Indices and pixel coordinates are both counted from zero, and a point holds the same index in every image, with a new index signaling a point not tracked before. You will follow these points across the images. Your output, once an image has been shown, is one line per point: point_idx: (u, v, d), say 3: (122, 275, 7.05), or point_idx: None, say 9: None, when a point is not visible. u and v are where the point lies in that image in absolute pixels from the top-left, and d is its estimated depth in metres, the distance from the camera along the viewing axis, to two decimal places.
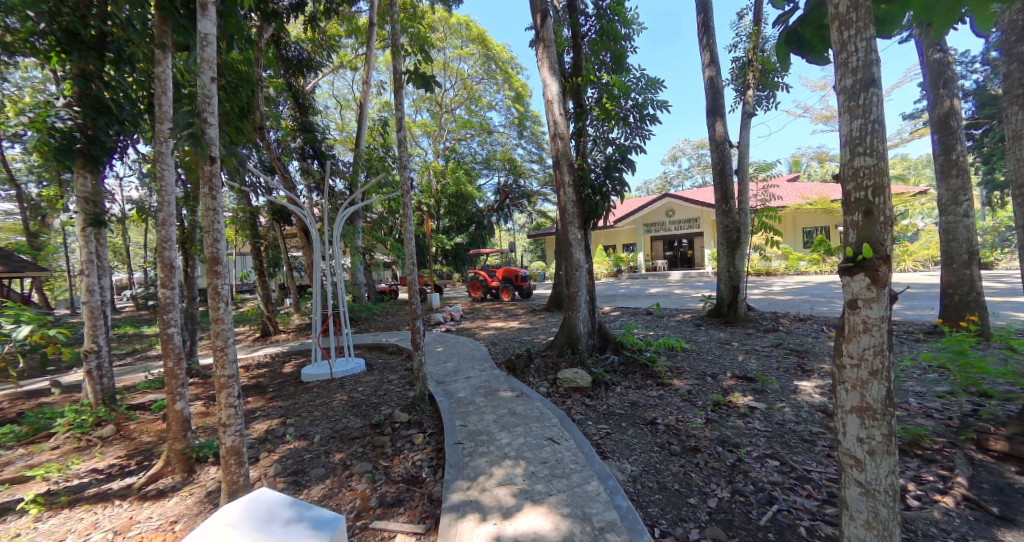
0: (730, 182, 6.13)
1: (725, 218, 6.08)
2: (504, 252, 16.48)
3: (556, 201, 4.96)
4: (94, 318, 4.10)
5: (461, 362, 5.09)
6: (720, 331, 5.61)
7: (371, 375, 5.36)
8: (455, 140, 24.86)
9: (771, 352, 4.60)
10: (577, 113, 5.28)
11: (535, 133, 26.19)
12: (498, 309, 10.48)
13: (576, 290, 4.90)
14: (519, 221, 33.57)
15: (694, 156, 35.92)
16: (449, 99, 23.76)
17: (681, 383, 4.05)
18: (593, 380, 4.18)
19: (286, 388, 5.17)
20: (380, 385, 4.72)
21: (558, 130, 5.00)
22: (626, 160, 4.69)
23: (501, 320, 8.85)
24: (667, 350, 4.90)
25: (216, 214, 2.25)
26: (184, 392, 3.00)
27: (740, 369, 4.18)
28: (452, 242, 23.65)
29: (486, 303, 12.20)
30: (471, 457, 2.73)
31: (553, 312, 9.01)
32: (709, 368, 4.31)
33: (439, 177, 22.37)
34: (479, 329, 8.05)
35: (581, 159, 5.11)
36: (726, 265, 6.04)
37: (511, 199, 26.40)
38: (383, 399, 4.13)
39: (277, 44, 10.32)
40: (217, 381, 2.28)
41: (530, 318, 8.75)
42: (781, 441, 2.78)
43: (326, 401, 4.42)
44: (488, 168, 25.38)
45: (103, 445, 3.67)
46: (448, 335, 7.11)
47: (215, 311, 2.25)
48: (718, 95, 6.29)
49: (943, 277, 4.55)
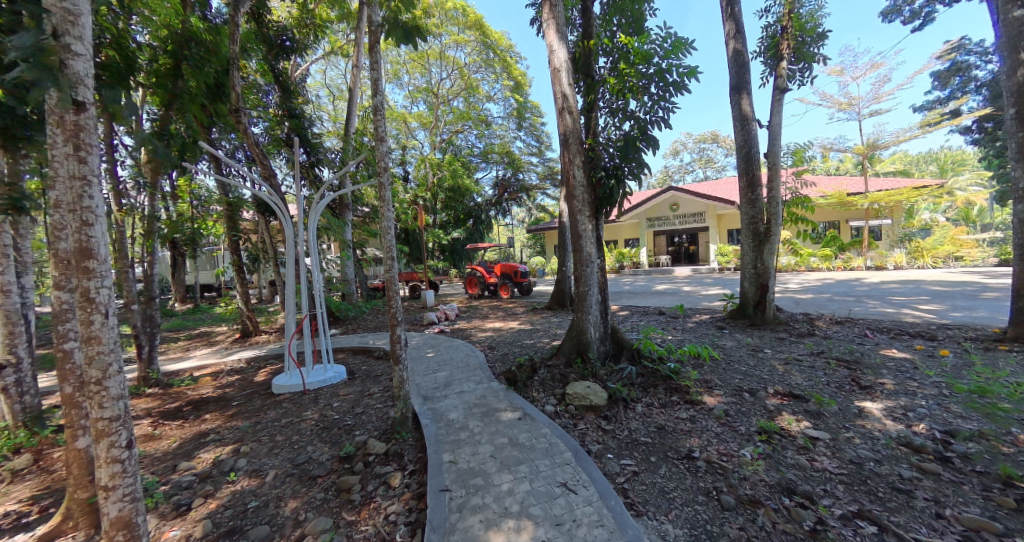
0: (756, 168, 5.46)
1: (751, 208, 5.43)
2: (503, 247, 15.82)
3: (564, 185, 4.30)
4: (10, 324, 3.39)
5: (455, 373, 4.43)
6: (748, 335, 4.95)
7: (351, 386, 4.70)
8: (452, 133, 24.14)
9: (815, 361, 3.95)
10: (587, 86, 4.60)
11: (535, 125, 25.51)
12: (496, 308, 9.82)
13: (586, 290, 4.27)
14: (518, 216, 32.89)
15: (697, 150, 35.28)
16: (446, 90, 23.02)
17: (715, 402, 3.40)
18: (609, 397, 3.53)
19: (253, 401, 4.51)
20: (359, 401, 4.06)
21: (566, 103, 4.31)
22: (649, 136, 3.98)
23: (500, 319, 8.19)
24: (693, 359, 4.23)
25: (86, 184, 1.59)
26: (90, 425, 2.32)
27: (783, 383, 3.53)
28: (450, 237, 22.96)
29: (484, 300, 11.55)
30: (461, 514, 2.08)
31: (556, 311, 8.36)
32: (745, 383, 3.65)
33: (435, 169, 21.63)
34: (475, 330, 7.39)
35: (592, 138, 4.44)
36: (753, 261, 5.38)
37: (510, 193, 25.72)
38: (359, 422, 3.47)
39: (259, 24, 9.61)
40: (96, 428, 1.60)
41: (530, 317, 8.10)
42: (865, 491, 2.13)
43: (293, 420, 3.76)
44: (487, 161, 24.67)
45: (11, 481, 3.00)
46: (441, 338, 6.45)
47: (86, 328, 1.56)
48: (743, 69, 5.61)
49: (1016, 274, 3.96)
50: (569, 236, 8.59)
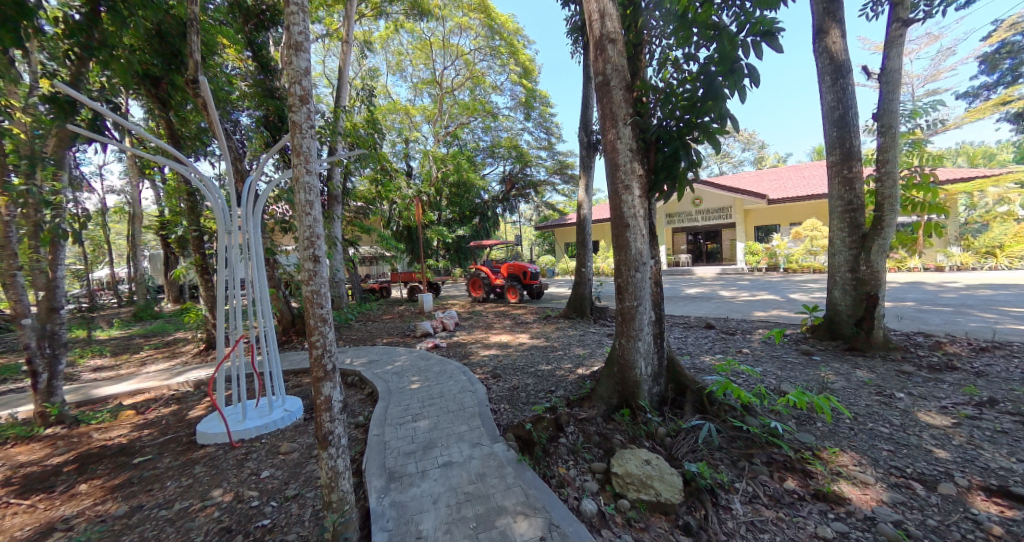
0: (855, 136, 4.05)
1: (846, 191, 4.05)
2: (510, 245, 14.51)
3: (603, 151, 2.97)
4: None
5: (443, 421, 3.12)
6: (855, 368, 3.55)
7: (300, 435, 3.40)
8: (457, 126, 22.94)
9: (1000, 420, 2.54)
10: (632, 11, 3.23)
11: (544, 117, 24.21)
12: (502, 315, 8.45)
13: (635, 305, 2.94)
14: (526, 214, 31.54)
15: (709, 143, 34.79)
16: (450, 81, 21.83)
17: (868, 506, 2.03)
18: (685, 488, 2.19)
19: (161, 459, 3.23)
20: (299, 471, 2.74)
21: (605, 27, 2.92)
22: (738, 68, 2.59)
23: (507, 330, 6.87)
24: (795, 411, 2.85)
25: None
26: None
27: (976, 468, 2.14)
28: (455, 235, 21.54)
29: (489, 304, 10.24)
30: None
31: (574, 320, 7.01)
32: (904, 462, 2.27)
33: (440, 163, 20.37)
34: (477, 344, 6.07)
35: (642, 84, 3.09)
36: (849, 263, 4.02)
37: (517, 189, 24.41)
38: (280, 527, 2.16)
39: None
40: None
41: (544, 328, 6.77)
42: None
43: (189, 508, 2.45)
44: (493, 155, 23.35)
45: None
46: (434, 358, 5.12)
47: None
48: (835, 2, 4.16)
49: None
50: (588, 231, 7.20)
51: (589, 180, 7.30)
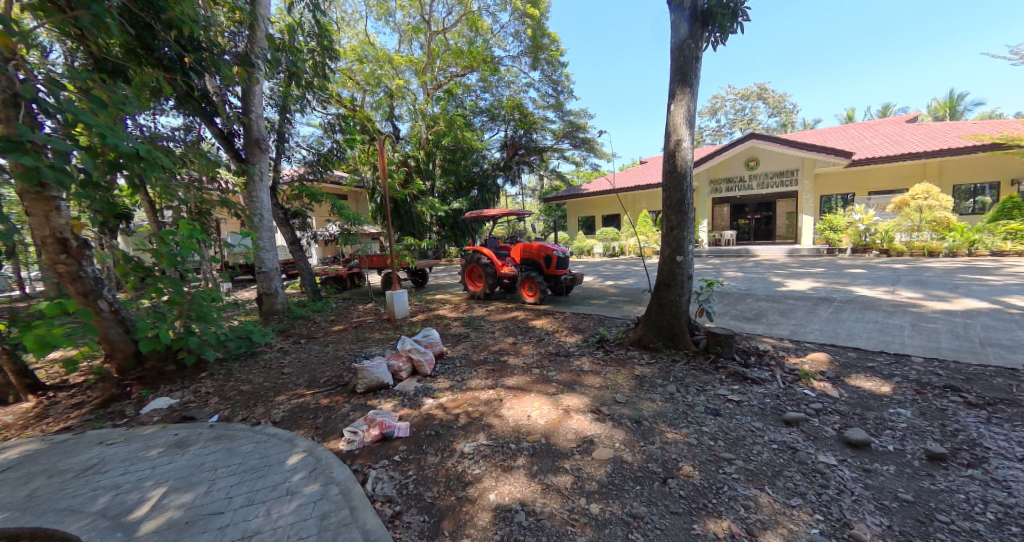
0: None
1: None
2: (515, 221, 11.01)
3: None
4: None
5: None
6: None
7: None
8: (449, 79, 19.01)
9: None
10: None
11: (553, 71, 20.39)
12: (517, 331, 5.10)
13: None
14: (529, 186, 27.86)
15: (730, 111, 31.09)
16: (439, 23, 17.81)
17: None
18: None
19: None
20: None
21: None
22: None
23: (532, 377, 3.54)
24: None
25: None
26: None
27: None
28: (450, 208, 17.94)
29: (494, 306, 6.92)
30: None
31: (659, 357, 3.66)
32: None
33: (429, 122, 16.50)
34: (473, 429, 2.71)
35: None
36: None
37: (520, 156, 20.76)
38: None
39: None
40: None
41: (608, 375, 3.43)
42: None
43: None
44: (492, 117, 19.38)
45: None
46: (380, 530, 1.81)
47: None
48: None
49: None
50: (689, 186, 3.76)
51: (692, 89, 3.76)
